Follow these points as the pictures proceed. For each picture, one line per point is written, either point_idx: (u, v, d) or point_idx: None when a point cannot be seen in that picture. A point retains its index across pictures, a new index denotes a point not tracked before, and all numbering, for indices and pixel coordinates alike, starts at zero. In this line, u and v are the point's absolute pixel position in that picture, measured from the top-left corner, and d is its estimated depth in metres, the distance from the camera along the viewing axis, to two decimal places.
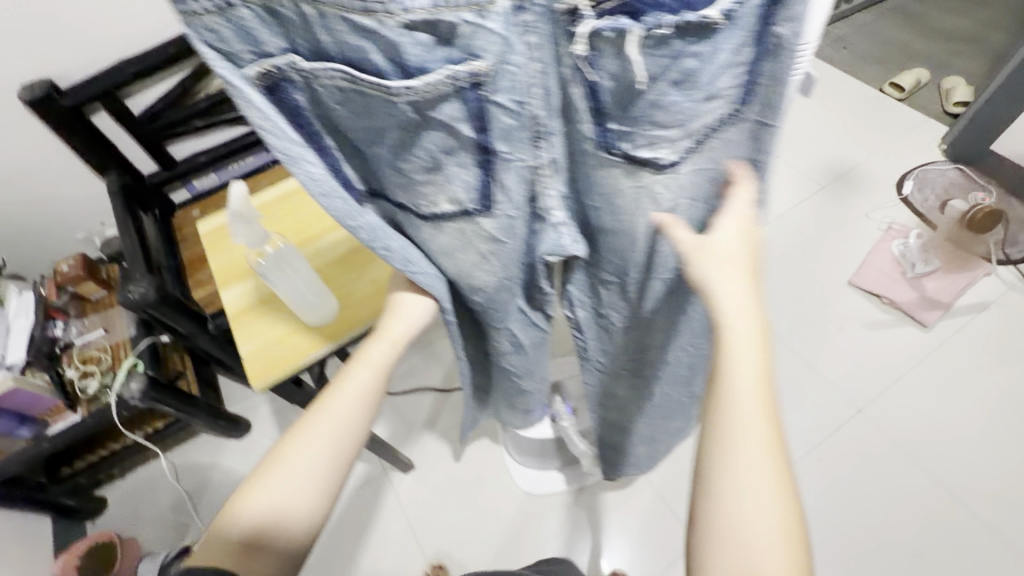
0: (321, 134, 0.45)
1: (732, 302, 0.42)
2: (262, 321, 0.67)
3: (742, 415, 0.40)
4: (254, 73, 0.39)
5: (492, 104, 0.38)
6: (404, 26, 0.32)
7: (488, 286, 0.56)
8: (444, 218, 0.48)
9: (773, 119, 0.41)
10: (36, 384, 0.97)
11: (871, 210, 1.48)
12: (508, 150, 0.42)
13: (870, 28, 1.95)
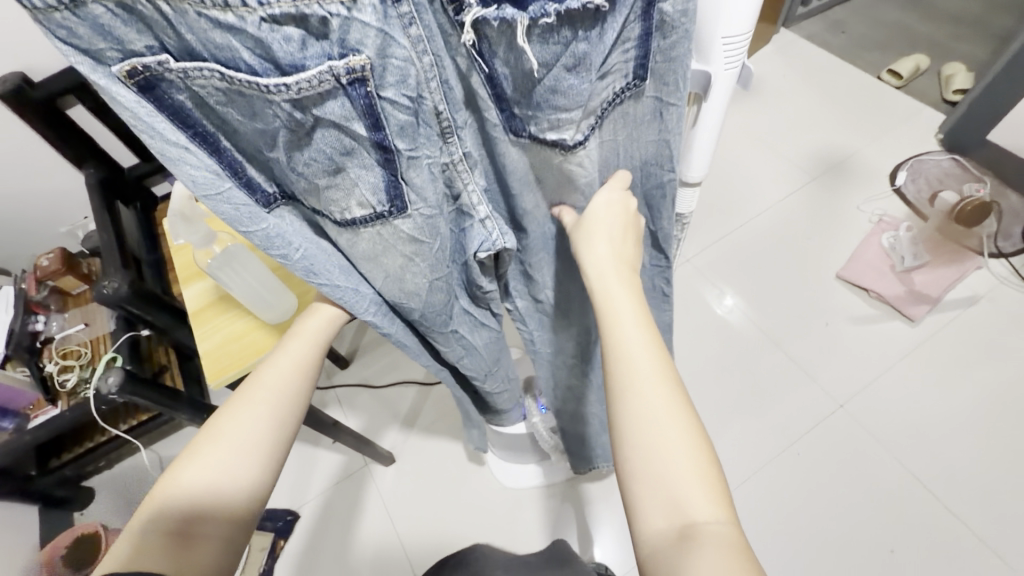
0: (214, 137, 0.41)
1: (599, 260, 0.49)
2: (222, 318, 0.67)
3: (636, 364, 0.44)
4: (123, 72, 0.35)
5: (382, 100, 0.36)
6: (267, 21, 0.31)
7: (416, 291, 0.53)
8: (358, 223, 0.45)
9: (669, 94, 0.43)
10: (15, 377, 1.00)
11: (863, 202, 1.45)
12: (410, 147, 0.40)
13: (870, 12, 1.90)
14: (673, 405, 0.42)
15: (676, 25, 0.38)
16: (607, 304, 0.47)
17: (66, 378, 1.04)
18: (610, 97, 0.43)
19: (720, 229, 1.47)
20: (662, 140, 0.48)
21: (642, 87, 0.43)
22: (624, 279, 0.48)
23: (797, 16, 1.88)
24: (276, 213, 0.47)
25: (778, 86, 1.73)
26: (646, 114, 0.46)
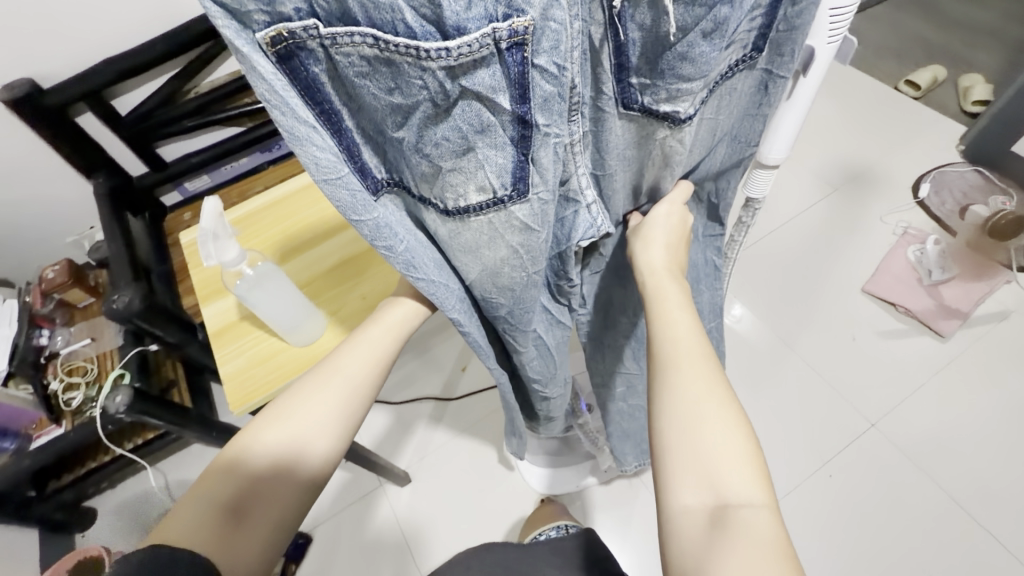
0: (337, 117, 0.37)
1: (652, 257, 0.51)
2: (246, 340, 0.64)
3: (679, 346, 0.44)
4: (265, 39, 0.31)
5: (534, 67, 0.32)
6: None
7: (508, 286, 0.48)
8: (471, 211, 0.41)
9: (781, 68, 0.44)
10: (19, 397, 0.95)
11: (886, 213, 1.43)
12: (548, 124, 0.36)
13: (886, 21, 1.89)
14: (716, 387, 0.41)
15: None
16: (657, 296, 0.48)
17: (71, 397, 0.99)
18: (729, 65, 0.41)
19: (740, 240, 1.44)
20: (758, 113, 0.49)
21: (755, 61, 0.43)
22: (673, 279, 0.49)
23: None
24: (383, 200, 0.43)
25: None
26: (751, 86, 0.46)
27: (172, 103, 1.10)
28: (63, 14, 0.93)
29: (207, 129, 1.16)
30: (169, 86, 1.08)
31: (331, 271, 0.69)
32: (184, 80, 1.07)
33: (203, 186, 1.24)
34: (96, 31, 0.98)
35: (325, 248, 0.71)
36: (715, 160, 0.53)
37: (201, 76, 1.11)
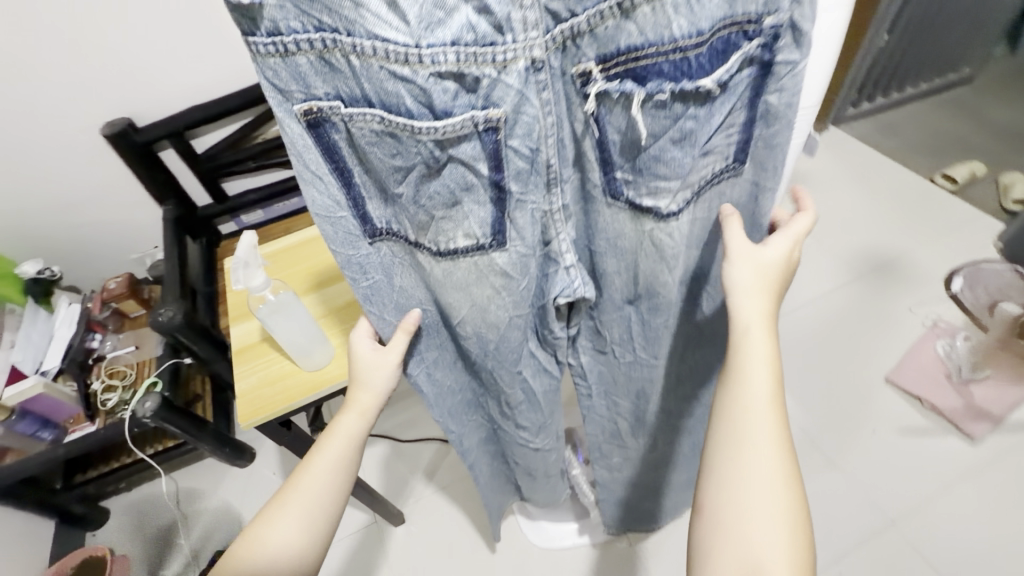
0: (350, 174, 0.40)
1: (744, 306, 0.45)
2: (264, 359, 0.70)
3: (752, 411, 0.42)
4: (300, 110, 0.36)
5: (507, 147, 0.36)
6: (433, 75, 0.32)
7: (495, 324, 0.49)
8: (458, 254, 0.43)
9: (767, 178, 0.45)
10: (63, 392, 1.04)
11: (915, 304, 1.41)
12: (521, 190, 0.39)
13: (921, 119, 1.94)
14: (783, 461, 0.41)
15: (779, 114, 0.40)
16: (737, 351, 0.44)
17: (108, 398, 1.08)
18: (708, 174, 0.43)
19: None
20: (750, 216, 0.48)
21: (740, 169, 0.44)
22: (768, 336, 0.44)
23: (845, 116, 1.92)
24: (377, 245, 0.45)
25: (826, 180, 1.76)
26: (740, 195, 0.47)
27: (240, 145, 1.25)
28: (165, 69, 1.11)
29: (266, 170, 1.30)
30: (240, 131, 1.23)
31: (345, 307, 0.76)
32: (253, 128, 1.23)
33: (257, 220, 1.36)
34: (188, 83, 1.15)
35: (343, 285, 0.78)
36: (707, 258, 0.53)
37: (269, 125, 1.26)
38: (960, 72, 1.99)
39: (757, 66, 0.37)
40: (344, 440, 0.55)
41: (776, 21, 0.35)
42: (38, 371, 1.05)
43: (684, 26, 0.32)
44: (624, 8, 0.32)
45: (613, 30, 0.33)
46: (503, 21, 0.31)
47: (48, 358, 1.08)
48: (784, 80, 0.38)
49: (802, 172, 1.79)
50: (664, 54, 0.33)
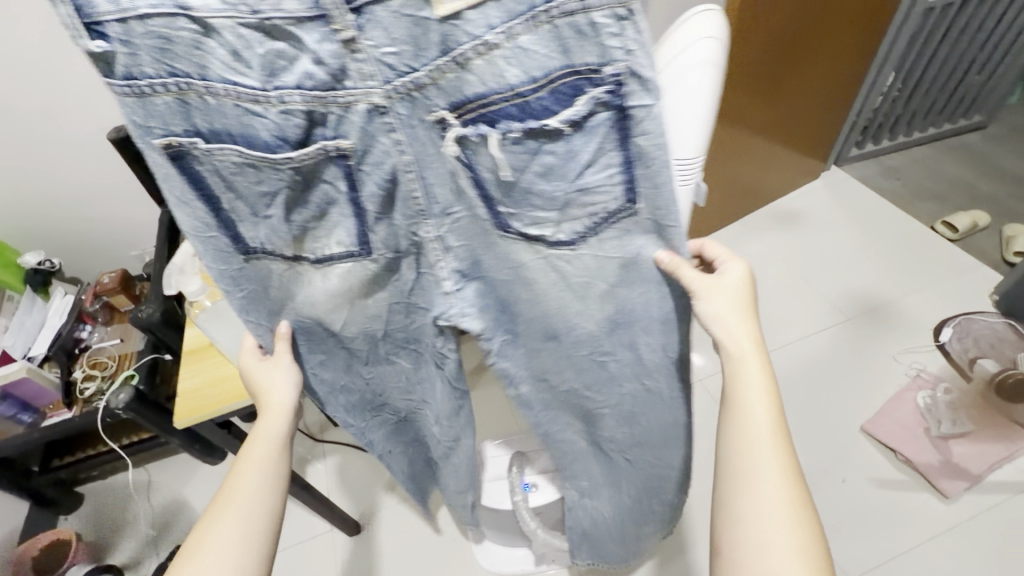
0: (219, 201, 0.43)
1: (729, 333, 0.49)
2: (208, 362, 0.73)
3: (753, 440, 0.47)
4: (160, 144, 0.39)
5: (360, 172, 0.41)
6: (283, 112, 0.37)
7: (376, 314, 0.57)
8: (333, 259, 0.48)
9: (665, 218, 0.43)
10: (44, 377, 1.09)
11: (899, 352, 1.38)
12: (378, 210, 0.44)
13: (929, 163, 1.90)
14: (786, 485, 0.45)
15: (655, 157, 0.39)
16: (735, 381, 0.49)
17: (87, 387, 1.13)
18: (598, 216, 0.44)
19: None
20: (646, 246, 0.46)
21: (636, 210, 0.43)
22: (761, 359, 0.49)
23: (850, 155, 1.89)
24: (252, 263, 0.49)
25: (821, 220, 1.73)
26: (643, 237, 0.45)
27: None
28: None
29: None
30: None
31: None
32: None
33: None
34: None
35: None
36: (643, 304, 0.52)
37: None
38: (971, 118, 1.96)
39: (613, 110, 0.37)
40: (261, 466, 0.54)
41: (616, 69, 0.35)
42: (25, 356, 1.12)
43: (518, 74, 0.35)
44: (459, 62, 0.35)
45: (455, 81, 0.36)
46: (339, 69, 0.36)
47: (36, 343, 1.14)
48: (646, 124, 0.37)
49: (798, 211, 1.77)
50: (508, 98, 0.36)
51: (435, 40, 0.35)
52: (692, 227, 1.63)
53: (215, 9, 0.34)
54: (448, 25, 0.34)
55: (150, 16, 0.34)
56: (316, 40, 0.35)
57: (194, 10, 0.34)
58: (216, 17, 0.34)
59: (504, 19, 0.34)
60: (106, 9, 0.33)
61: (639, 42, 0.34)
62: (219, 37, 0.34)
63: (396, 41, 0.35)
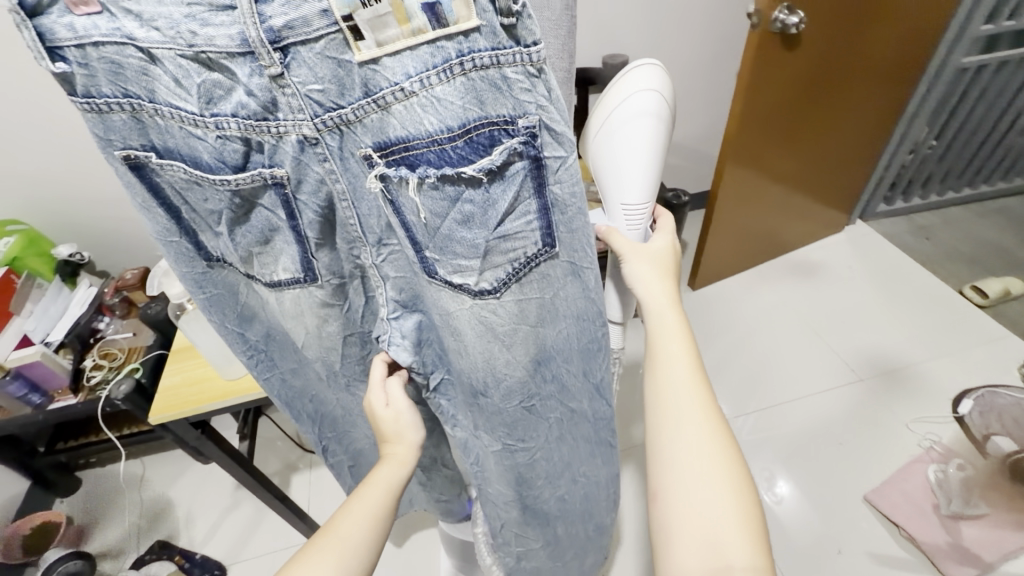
0: (179, 210, 0.47)
1: (650, 296, 0.57)
2: (194, 363, 0.77)
3: (672, 386, 0.52)
4: (120, 155, 0.42)
5: (297, 199, 0.44)
6: (221, 137, 0.40)
7: (332, 345, 0.62)
8: (283, 285, 0.53)
9: (577, 257, 0.52)
10: (57, 362, 1.15)
11: (913, 420, 1.30)
12: (320, 236, 0.49)
13: (963, 226, 1.83)
14: (711, 425, 0.50)
15: (567, 203, 0.47)
16: (656, 336, 0.55)
17: (93, 375, 1.18)
18: (519, 261, 0.49)
19: (744, 405, 1.37)
20: (567, 281, 0.53)
21: (555, 253, 0.50)
22: (677, 314, 0.56)
23: (876, 211, 1.84)
24: (215, 269, 0.53)
25: (841, 275, 1.68)
26: (564, 275, 0.52)
27: None
28: None
29: None
30: None
31: None
32: None
33: None
34: None
35: None
36: (564, 336, 0.58)
37: None
38: (1011, 182, 1.87)
39: (528, 162, 0.42)
40: (367, 509, 0.57)
41: (528, 124, 0.41)
42: (43, 341, 1.18)
43: (435, 122, 0.39)
44: (381, 105, 0.39)
45: (379, 120, 0.40)
46: (270, 101, 0.38)
47: (54, 331, 1.21)
48: (557, 172, 0.45)
49: (818, 263, 1.72)
50: (431, 142, 0.40)
51: (357, 82, 0.38)
52: (702, 271, 1.61)
53: (157, 41, 0.36)
54: (368, 70, 0.37)
55: (103, 44, 0.36)
56: (247, 74, 0.37)
57: (141, 41, 0.36)
58: (159, 49, 0.36)
59: (423, 70, 0.37)
60: (65, 37, 0.35)
61: (547, 101, 0.41)
62: (163, 66, 0.37)
63: (321, 80, 0.37)
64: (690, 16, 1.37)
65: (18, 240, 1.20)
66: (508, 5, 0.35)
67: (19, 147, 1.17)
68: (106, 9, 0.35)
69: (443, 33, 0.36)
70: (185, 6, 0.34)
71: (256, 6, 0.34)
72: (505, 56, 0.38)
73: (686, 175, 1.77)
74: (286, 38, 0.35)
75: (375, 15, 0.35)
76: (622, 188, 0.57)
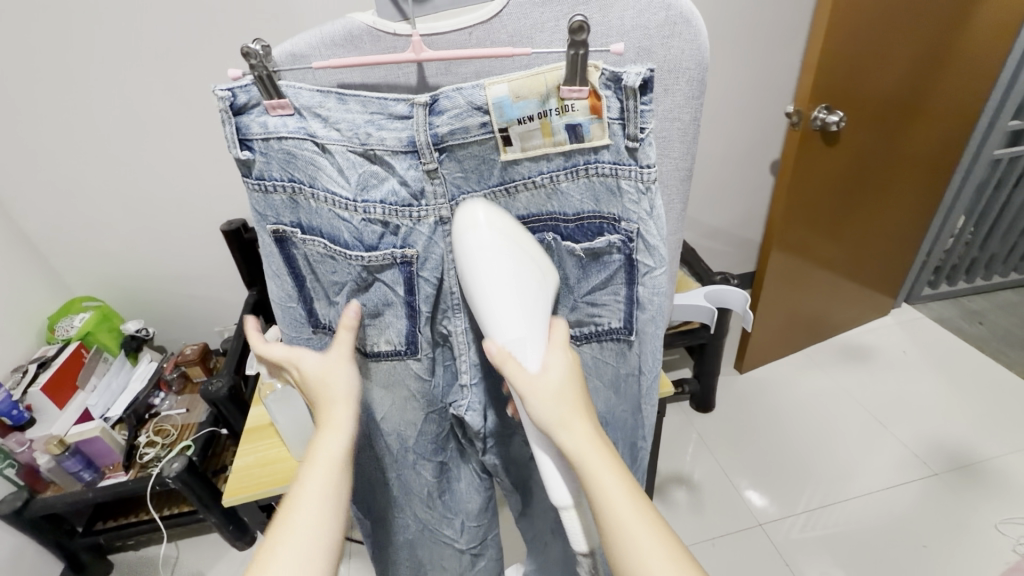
0: (303, 278, 0.53)
1: (570, 439, 0.44)
2: (265, 441, 0.78)
3: (629, 531, 0.43)
4: (270, 228, 0.50)
5: (418, 276, 0.51)
6: (364, 220, 0.48)
7: (413, 419, 0.63)
8: (380, 356, 0.56)
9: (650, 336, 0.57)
10: (114, 439, 1.15)
11: (1001, 520, 1.21)
12: (430, 311, 0.54)
13: (1016, 310, 1.79)
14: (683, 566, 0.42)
15: (648, 302, 0.55)
16: (595, 480, 0.43)
17: (146, 452, 1.18)
18: (600, 328, 0.58)
19: (807, 500, 1.30)
20: (626, 376, 0.62)
21: (630, 338, 0.58)
22: (599, 436, 0.45)
23: (922, 295, 1.82)
24: (319, 337, 0.57)
25: (897, 361, 1.63)
26: (635, 363, 0.60)
27: None
28: None
29: None
30: None
31: None
32: None
33: None
34: None
35: None
36: (617, 417, 0.65)
37: None
38: None
39: (621, 258, 0.52)
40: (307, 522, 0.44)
41: (628, 227, 0.50)
42: (101, 416, 1.19)
43: (557, 206, 0.51)
44: (510, 191, 0.50)
45: (504, 205, 0.51)
46: (418, 191, 0.49)
47: (113, 406, 1.22)
48: (644, 276, 0.53)
49: (867, 347, 1.68)
50: (550, 220, 0.52)
51: (495, 174, 0.49)
52: (750, 354, 1.58)
53: (335, 139, 0.46)
54: (508, 167, 0.49)
55: (286, 138, 0.46)
56: (405, 167, 0.48)
57: (321, 138, 0.46)
58: (335, 145, 0.47)
59: (555, 170, 0.49)
60: (257, 132, 0.46)
61: (648, 215, 0.49)
62: (333, 157, 0.47)
63: (465, 170, 0.49)
64: (725, 112, 1.47)
65: (93, 314, 1.25)
66: (635, 132, 0.45)
67: (105, 229, 1.23)
68: (298, 112, 0.46)
69: (578, 146, 0.47)
70: (367, 114, 0.46)
71: (428, 118, 0.46)
72: (623, 169, 0.48)
73: (723, 257, 1.81)
74: (446, 141, 0.47)
75: (526, 129, 0.46)
76: (495, 324, 0.47)
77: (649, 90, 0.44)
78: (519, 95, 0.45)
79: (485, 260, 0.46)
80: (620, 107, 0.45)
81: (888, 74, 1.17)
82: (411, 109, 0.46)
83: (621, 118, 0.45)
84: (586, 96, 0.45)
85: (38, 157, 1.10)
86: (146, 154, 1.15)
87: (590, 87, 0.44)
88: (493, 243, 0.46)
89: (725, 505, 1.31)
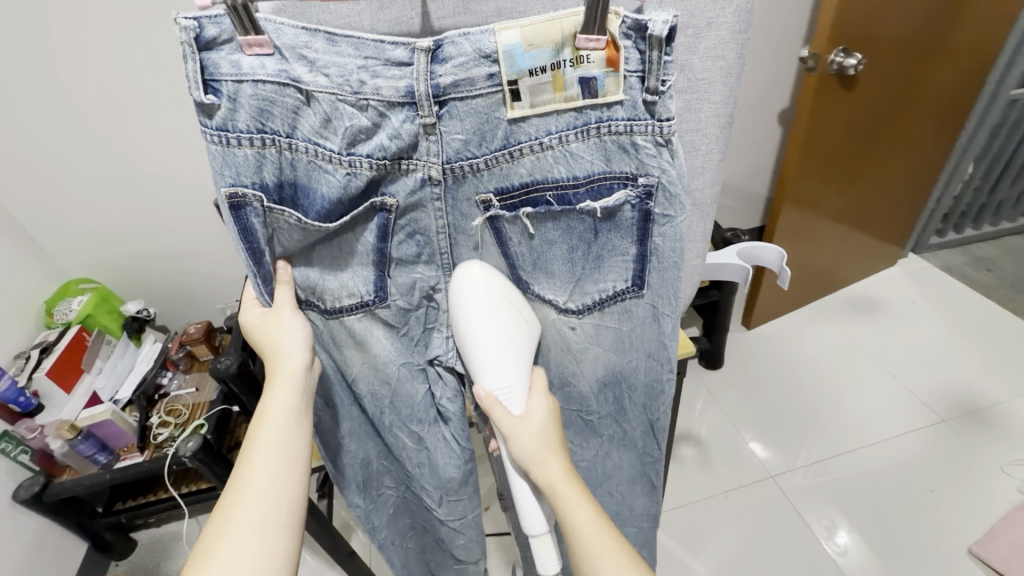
0: (262, 250, 0.50)
1: (545, 473, 0.51)
2: None
3: (599, 559, 0.48)
4: (224, 193, 0.46)
5: (394, 224, 0.51)
6: (347, 173, 0.46)
7: (388, 378, 0.62)
8: (344, 311, 0.55)
9: (658, 297, 0.56)
10: (127, 422, 1.14)
11: (1007, 463, 1.24)
12: (400, 258, 0.54)
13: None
14: None
15: (666, 253, 0.52)
16: (564, 504, 0.50)
17: (160, 432, 1.17)
18: (605, 293, 0.55)
19: (817, 450, 1.31)
20: (640, 327, 0.58)
21: (641, 294, 0.56)
22: (571, 477, 0.51)
23: (929, 244, 1.80)
24: (305, 310, 0.56)
25: (904, 311, 1.62)
26: (645, 316, 0.57)
27: None
28: None
29: None
30: None
31: None
32: None
33: None
34: None
35: None
36: (631, 367, 0.63)
37: None
38: None
39: (637, 214, 0.50)
40: (278, 423, 0.52)
41: (647, 181, 0.48)
42: (111, 398, 1.18)
43: (564, 171, 0.48)
44: (514, 155, 0.47)
45: (505, 169, 0.48)
46: (411, 143, 0.46)
47: (122, 387, 1.21)
48: (662, 227, 0.51)
49: (875, 299, 1.67)
50: (552, 185, 0.48)
51: (499, 135, 0.46)
52: (758, 308, 1.57)
53: (323, 85, 0.43)
54: (514, 126, 0.46)
55: (264, 81, 0.43)
56: (401, 120, 0.45)
57: (306, 83, 0.43)
58: (322, 91, 0.44)
59: (563, 129, 0.46)
60: (227, 72, 0.43)
61: (670, 167, 0.48)
62: (318, 105, 0.44)
63: (466, 131, 0.46)
64: None
65: (91, 297, 1.22)
66: (655, 85, 0.44)
67: (94, 208, 1.18)
68: (277, 52, 0.43)
69: (591, 102, 0.45)
70: (361, 59, 0.43)
71: (431, 66, 0.43)
72: (639, 126, 0.46)
73: (729, 212, 1.77)
74: (448, 94, 0.44)
75: (536, 82, 0.44)
76: (484, 373, 0.53)
77: (672, 42, 0.42)
78: (532, 43, 0.42)
79: (479, 314, 0.52)
80: (640, 58, 0.43)
81: (910, 10, 1.10)
82: (411, 54, 0.43)
83: (642, 71, 0.44)
84: (603, 47, 0.43)
85: (15, 135, 1.04)
86: (128, 125, 1.08)
87: (608, 36, 0.42)
88: (486, 298, 0.52)
89: (736, 460, 1.32)
